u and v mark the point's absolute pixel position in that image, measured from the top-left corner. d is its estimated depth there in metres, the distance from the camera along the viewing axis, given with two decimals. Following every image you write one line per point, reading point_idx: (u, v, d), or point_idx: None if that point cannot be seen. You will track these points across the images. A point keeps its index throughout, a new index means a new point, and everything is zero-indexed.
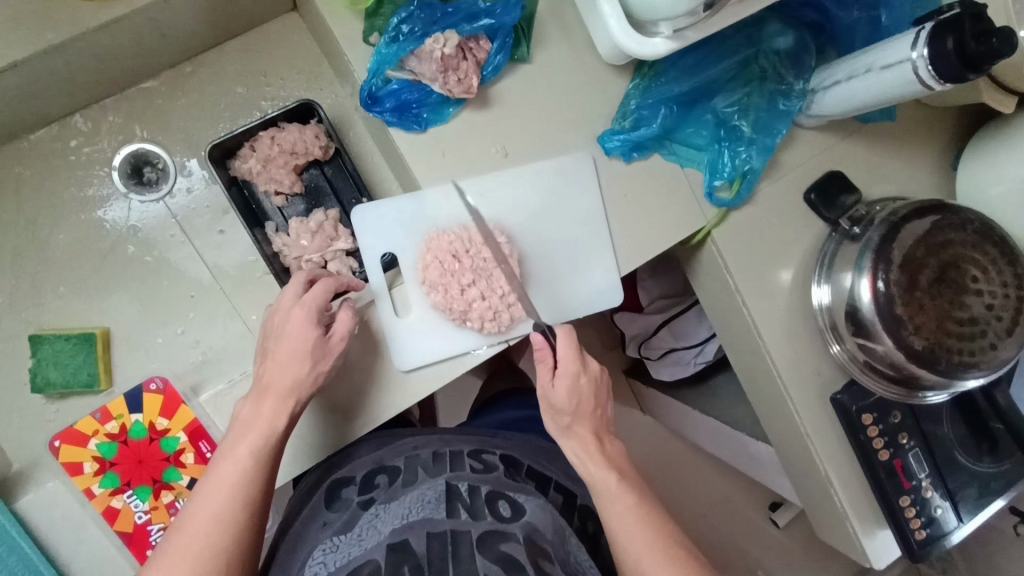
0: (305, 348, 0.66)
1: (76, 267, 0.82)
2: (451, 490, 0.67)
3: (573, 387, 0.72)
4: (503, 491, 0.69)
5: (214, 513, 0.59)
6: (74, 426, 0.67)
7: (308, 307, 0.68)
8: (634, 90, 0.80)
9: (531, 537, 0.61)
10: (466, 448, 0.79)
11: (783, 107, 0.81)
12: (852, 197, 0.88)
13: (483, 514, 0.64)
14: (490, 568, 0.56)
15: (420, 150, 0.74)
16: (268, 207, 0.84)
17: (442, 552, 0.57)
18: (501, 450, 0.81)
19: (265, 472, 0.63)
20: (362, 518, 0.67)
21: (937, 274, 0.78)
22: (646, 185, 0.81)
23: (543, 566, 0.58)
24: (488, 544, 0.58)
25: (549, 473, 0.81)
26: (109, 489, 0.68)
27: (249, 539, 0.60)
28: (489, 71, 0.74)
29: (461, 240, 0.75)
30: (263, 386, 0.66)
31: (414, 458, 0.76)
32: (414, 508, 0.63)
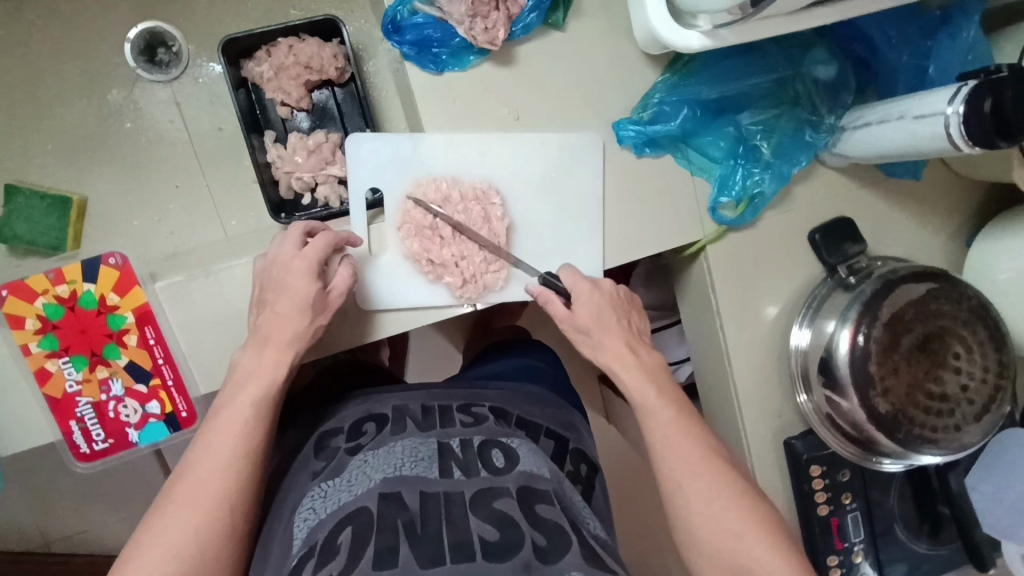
0: (304, 303, 0.64)
1: (68, 130, 0.82)
2: (443, 446, 0.62)
3: (591, 302, 0.72)
4: (496, 439, 0.64)
5: (218, 463, 0.58)
6: (25, 280, 0.67)
7: (311, 261, 0.65)
8: (662, 84, 0.78)
9: (526, 487, 0.57)
10: (454, 402, 0.73)
11: (809, 138, 0.79)
12: (857, 247, 0.85)
13: (476, 468, 0.59)
14: (484, 529, 0.51)
15: (432, 92, 0.73)
16: (273, 117, 0.83)
17: (437, 514, 0.52)
18: (489, 402, 0.74)
19: (264, 415, 0.62)
20: (351, 463, 0.61)
21: (919, 341, 0.76)
22: (652, 183, 0.79)
23: (537, 513, 0.54)
24: (482, 503, 0.54)
25: (539, 421, 0.73)
26: (46, 351, 0.67)
27: (252, 490, 0.59)
28: (519, 28, 0.72)
29: (450, 188, 0.74)
30: (262, 337, 0.64)
31: (404, 409, 0.70)
32: (406, 461, 0.58)
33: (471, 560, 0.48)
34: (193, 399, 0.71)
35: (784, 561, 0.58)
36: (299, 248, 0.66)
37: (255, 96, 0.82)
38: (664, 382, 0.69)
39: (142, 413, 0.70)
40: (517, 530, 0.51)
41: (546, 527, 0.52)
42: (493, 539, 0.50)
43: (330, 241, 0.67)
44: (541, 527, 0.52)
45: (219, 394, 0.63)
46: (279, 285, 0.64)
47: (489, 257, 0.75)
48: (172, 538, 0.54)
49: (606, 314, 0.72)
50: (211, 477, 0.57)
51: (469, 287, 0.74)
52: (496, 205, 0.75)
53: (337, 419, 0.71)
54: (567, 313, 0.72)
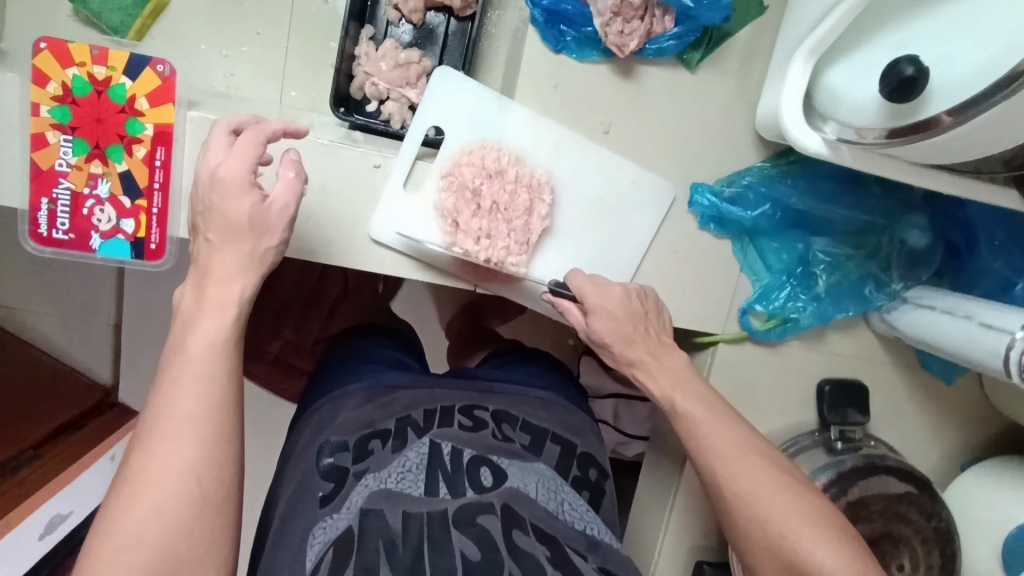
0: (241, 219, 0.54)
1: None
2: (434, 452, 0.58)
3: (608, 318, 0.66)
4: (487, 455, 0.60)
5: (177, 426, 0.49)
6: (69, 44, 0.63)
7: (235, 171, 0.54)
8: (757, 170, 0.74)
9: (510, 505, 0.54)
10: (456, 403, 0.68)
11: (867, 293, 0.76)
12: (859, 417, 0.80)
13: (461, 486, 0.55)
14: (468, 547, 0.49)
15: (539, 67, 0.69)
16: (379, 15, 0.80)
17: (417, 534, 0.49)
18: (493, 407, 0.69)
19: (225, 368, 0.52)
20: (349, 487, 0.56)
21: (872, 537, 0.72)
22: (699, 258, 0.76)
23: (512, 539, 0.50)
24: (464, 522, 0.51)
25: (544, 424, 0.69)
26: (54, 121, 0.64)
27: (224, 451, 0.50)
28: (651, 49, 0.68)
29: (499, 159, 0.69)
30: (201, 269, 0.54)
31: (405, 419, 0.64)
32: (393, 475, 0.55)
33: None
34: (169, 237, 0.68)
35: (835, 554, 0.53)
36: (221, 156, 0.55)
37: None
38: (692, 387, 0.64)
39: (114, 226, 0.66)
40: (496, 553, 0.48)
41: (523, 558, 0.49)
42: (473, 557, 0.48)
43: (251, 153, 0.55)
44: (519, 556, 0.49)
45: (168, 339, 0.53)
46: (209, 205, 0.54)
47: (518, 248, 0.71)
48: (138, 524, 0.46)
49: (622, 326, 0.66)
50: (171, 448, 0.48)
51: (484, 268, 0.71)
52: (545, 203, 0.71)
53: (330, 425, 0.65)
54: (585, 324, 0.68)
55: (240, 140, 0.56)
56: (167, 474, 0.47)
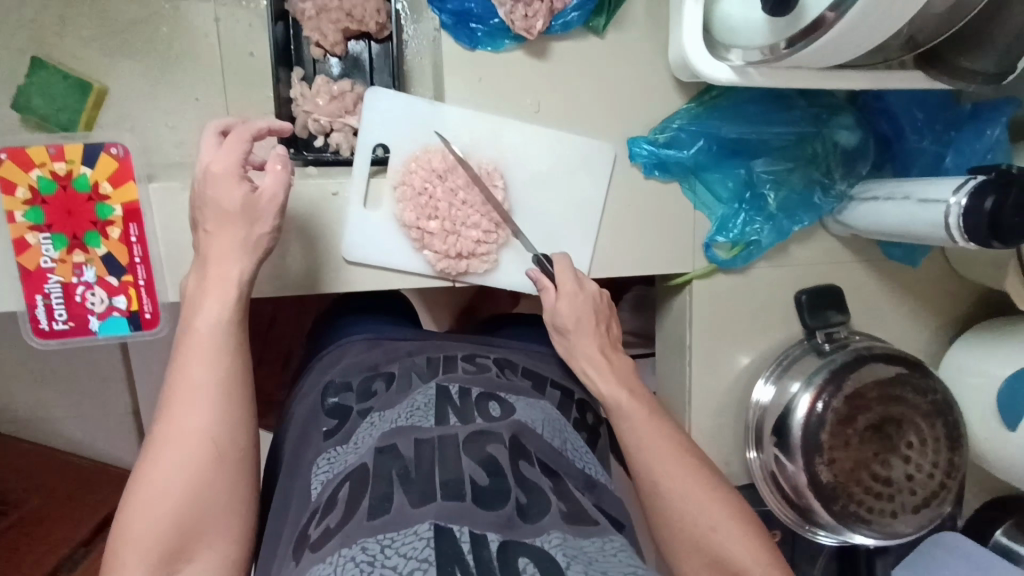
0: (234, 210, 0.61)
1: (105, 20, 0.82)
2: (441, 391, 0.60)
3: (574, 304, 0.70)
4: (495, 392, 0.62)
5: (187, 392, 0.55)
6: (26, 149, 0.67)
7: (225, 166, 0.61)
8: (685, 112, 0.78)
9: (517, 437, 0.55)
10: (460, 352, 0.72)
11: (816, 200, 0.80)
12: (839, 317, 0.85)
13: (472, 418, 0.57)
14: (476, 471, 0.50)
15: (461, 65, 0.74)
16: (305, 54, 0.84)
17: (429, 459, 0.50)
18: (494, 355, 0.74)
19: (229, 341, 0.58)
20: (361, 424, 0.59)
21: (876, 422, 0.76)
22: (654, 206, 0.80)
23: (521, 469, 0.52)
24: (475, 446, 0.52)
25: (545, 372, 0.75)
26: (30, 223, 0.68)
27: (236, 414, 0.55)
28: (558, 25, 0.73)
29: (444, 159, 0.74)
30: (201, 256, 0.61)
31: (409, 363, 0.68)
32: (404, 412, 0.57)
33: (461, 501, 0.46)
34: (160, 303, 0.72)
35: (739, 534, 0.57)
36: (213, 153, 0.62)
37: (292, 31, 0.83)
38: (637, 390, 0.67)
39: (108, 305, 0.71)
40: (504, 479, 0.49)
41: (531, 485, 0.51)
42: (482, 482, 0.49)
43: (237, 149, 0.62)
44: (526, 485, 0.50)
45: (180, 316, 0.59)
46: (204, 197, 0.61)
47: (484, 233, 0.75)
48: (165, 481, 0.52)
49: (581, 317, 0.70)
50: (185, 414, 0.54)
51: (458, 261, 0.75)
52: (499, 188, 0.75)
53: (340, 366, 0.70)
54: (552, 303, 0.71)
55: (229, 139, 0.63)
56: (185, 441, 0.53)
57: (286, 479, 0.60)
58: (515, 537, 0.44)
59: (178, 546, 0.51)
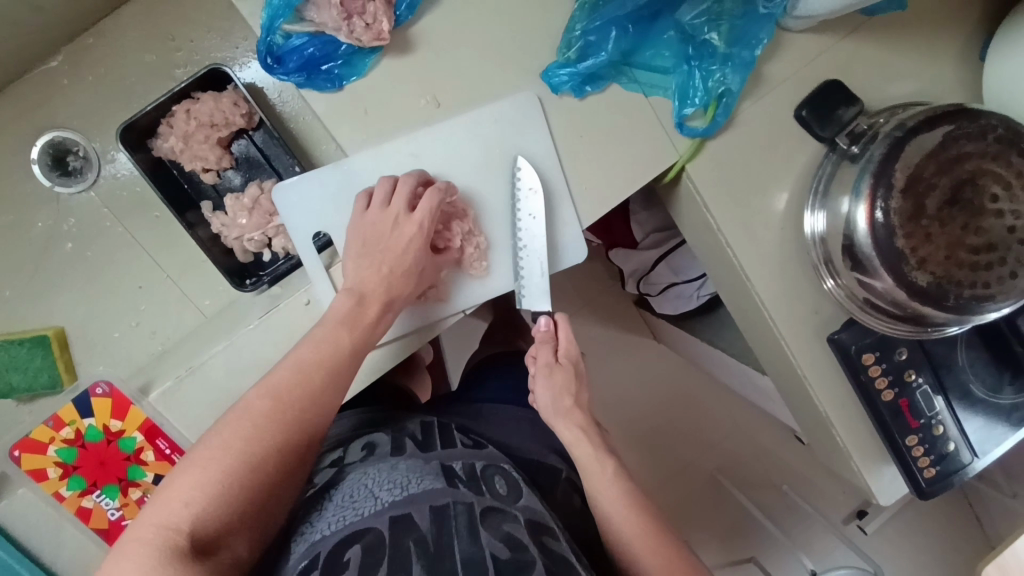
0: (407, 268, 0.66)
1: (15, 269, 0.78)
2: (446, 466, 0.63)
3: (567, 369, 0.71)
4: (497, 466, 0.67)
5: (268, 413, 0.56)
6: (30, 435, 0.67)
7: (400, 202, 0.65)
8: (580, 11, 0.68)
9: (532, 519, 0.60)
10: (455, 424, 0.76)
11: (763, 10, 0.69)
12: (852, 109, 0.76)
13: (482, 489, 0.61)
14: (495, 547, 0.53)
15: (340, 111, 0.67)
16: (202, 185, 0.78)
17: (447, 530, 0.53)
18: (484, 435, 0.77)
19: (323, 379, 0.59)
20: (351, 477, 0.61)
21: (948, 197, 0.67)
22: (607, 122, 0.71)
23: (546, 546, 0.56)
24: (491, 523, 0.56)
25: (528, 455, 0.76)
26: (77, 491, 0.69)
27: (291, 446, 0.56)
28: (403, 9, 0.65)
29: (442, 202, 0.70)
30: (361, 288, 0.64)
31: (403, 432, 0.70)
32: (413, 479, 0.59)
33: None
34: None
35: None
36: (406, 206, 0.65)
37: (176, 171, 0.77)
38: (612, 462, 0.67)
39: None
40: (527, 553, 0.53)
41: (555, 560, 0.55)
42: (503, 557, 0.52)
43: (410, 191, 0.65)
44: (549, 556, 0.55)
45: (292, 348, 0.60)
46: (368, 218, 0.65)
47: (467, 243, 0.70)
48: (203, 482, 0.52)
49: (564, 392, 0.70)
50: (254, 432, 0.55)
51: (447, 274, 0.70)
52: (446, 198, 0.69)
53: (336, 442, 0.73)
54: (543, 375, 0.70)
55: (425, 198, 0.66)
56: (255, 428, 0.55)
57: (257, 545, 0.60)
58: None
59: (210, 530, 0.51)
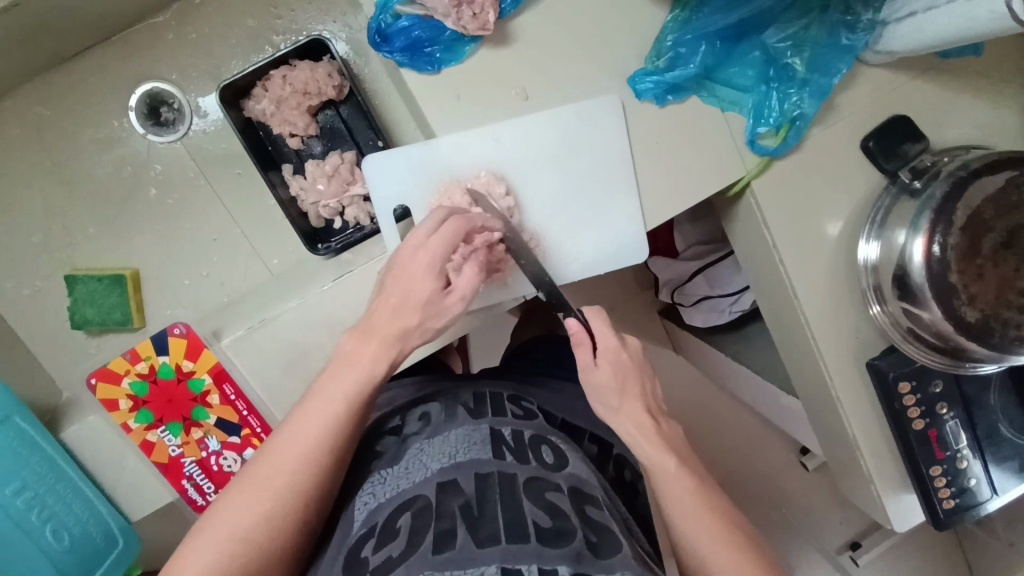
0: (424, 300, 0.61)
1: (101, 209, 0.81)
2: (495, 433, 0.65)
3: (617, 363, 0.67)
4: (546, 437, 0.68)
5: (303, 451, 0.58)
6: (108, 365, 0.71)
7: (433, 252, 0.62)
8: (673, 23, 0.72)
9: (576, 488, 0.60)
10: (505, 392, 0.77)
11: (846, 42, 0.72)
12: (918, 145, 0.79)
13: (528, 458, 0.62)
14: (539, 514, 0.54)
15: (435, 93, 0.70)
16: (285, 149, 0.82)
17: (492, 497, 0.55)
18: (537, 401, 0.79)
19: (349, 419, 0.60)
20: (409, 452, 0.64)
21: (1004, 239, 0.69)
22: (683, 131, 0.74)
23: (587, 513, 0.57)
24: (535, 491, 0.57)
25: (583, 425, 0.78)
26: (144, 424, 0.72)
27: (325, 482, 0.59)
28: (508, 3, 0.68)
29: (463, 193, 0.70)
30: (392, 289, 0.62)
31: (456, 400, 0.73)
32: (460, 448, 0.61)
33: (525, 541, 0.50)
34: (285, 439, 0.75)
35: None
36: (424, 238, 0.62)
37: (263, 132, 0.81)
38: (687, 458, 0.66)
39: (242, 462, 0.75)
40: (567, 521, 0.54)
41: (595, 526, 0.56)
42: (545, 525, 0.53)
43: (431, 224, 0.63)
44: (592, 525, 0.55)
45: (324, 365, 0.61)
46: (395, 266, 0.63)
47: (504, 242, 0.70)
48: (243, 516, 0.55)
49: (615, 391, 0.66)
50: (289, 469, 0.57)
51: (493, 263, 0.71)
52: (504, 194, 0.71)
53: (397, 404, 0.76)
54: (581, 379, 0.67)
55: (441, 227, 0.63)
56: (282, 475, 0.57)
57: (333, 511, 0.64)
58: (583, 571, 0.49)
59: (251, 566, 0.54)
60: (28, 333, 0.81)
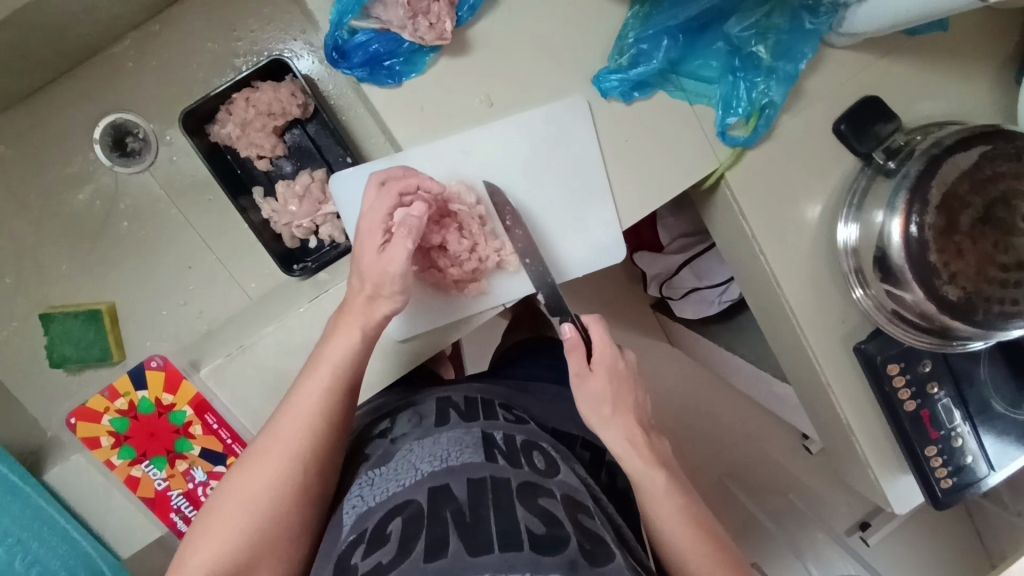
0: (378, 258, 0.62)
1: (73, 245, 0.81)
2: (487, 436, 0.64)
3: (613, 375, 0.66)
4: (536, 442, 0.67)
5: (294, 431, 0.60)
6: (86, 404, 0.70)
7: (373, 220, 0.63)
8: (633, 20, 0.71)
9: (568, 494, 0.59)
10: (497, 398, 0.76)
11: (809, 26, 0.72)
12: (890, 126, 0.78)
13: (520, 462, 0.61)
14: (532, 520, 0.53)
15: (398, 106, 0.69)
16: (254, 171, 0.81)
17: (484, 504, 0.53)
18: (526, 405, 0.78)
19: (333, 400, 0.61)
20: (398, 452, 0.63)
21: (981, 215, 0.69)
22: (652, 127, 0.74)
23: (582, 522, 0.56)
24: (528, 497, 0.55)
25: (575, 430, 0.78)
26: (127, 460, 0.71)
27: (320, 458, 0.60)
28: (465, 11, 0.68)
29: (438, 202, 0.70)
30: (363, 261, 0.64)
31: (447, 402, 0.72)
32: (453, 451, 0.59)
33: (519, 550, 0.48)
34: None
35: None
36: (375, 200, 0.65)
37: (230, 156, 0.80)
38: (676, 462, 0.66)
39: None
40: (563, 528, 0.52)
41: (590, 534, 0.54)
42: (539, 531, 0.51)
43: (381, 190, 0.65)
44: (585, 531, 0.54)
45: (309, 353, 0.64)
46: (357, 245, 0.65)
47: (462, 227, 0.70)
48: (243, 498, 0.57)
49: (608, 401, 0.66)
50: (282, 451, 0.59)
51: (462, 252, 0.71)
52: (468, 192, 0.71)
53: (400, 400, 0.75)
54: (577, 386, 0.66)
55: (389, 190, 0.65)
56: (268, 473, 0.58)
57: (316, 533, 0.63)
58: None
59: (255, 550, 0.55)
60: (7, 375, 0.80)
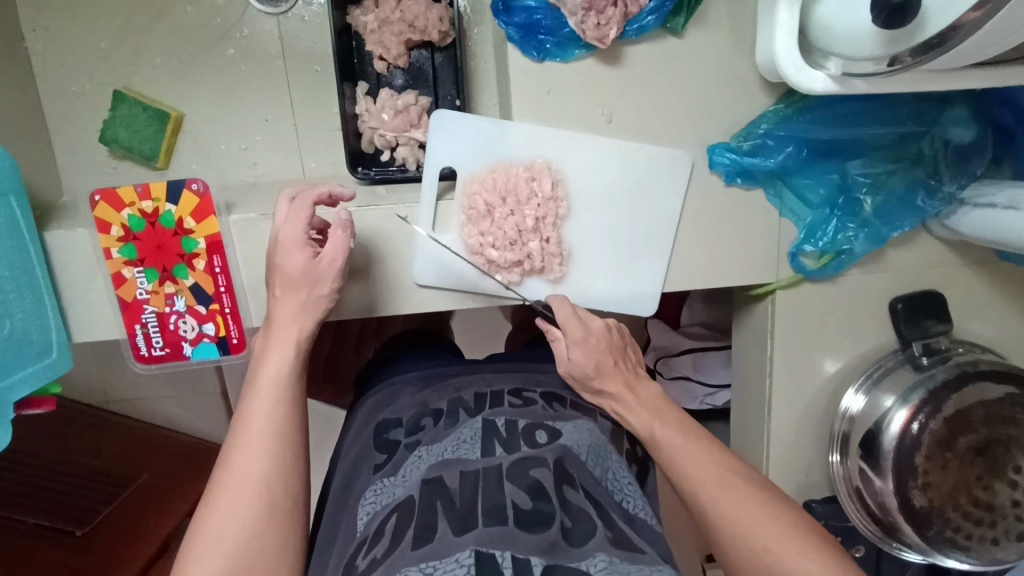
0: (297, 274, 0.63)
1: (175, 44, 0.81)
2: (488, 424, 0.64)
3: (586, 349, 0.67)
4: (540, 422, 0.66)
5: (254, 438, 0.58)
6: (116, 189, 0.70)
7: (292, 235, 0.63)
8: (772, 114, 0.73)
9: (561, 461, 0.59)
10: (506, 386, 0.76)
11: (919, 203, 0.73)
12: (938, 326, 0.80)
13: (518, 445, 0.61)
14: (519, 495, 0.53)
15: (529, 78, 0.70)
16: (368, 67, 0.82)
17: (472, 489, 0.54)
18: (541, 387, 0.78)
19: (287, 395, 0.61)
20: (409, 459, 0.63)
21: (978, 444, 0.70)
22: (736, 216, 0.75)
23: (566, 494, 0.55)
24: (519, 472, 0.56)
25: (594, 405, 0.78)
26: (125, 258, 0.72)
27: (289, 465, 0.58)
28: (633, 29, 0.68)
29: (507, 178, 0.71)
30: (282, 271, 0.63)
31: (457, 401, 0.72)
32: (450, 446, 0.60)
33: (502, 524, 0.49)
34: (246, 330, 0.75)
35: None
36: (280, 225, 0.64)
37: (355, 44, 0.81)
38: None
39: (198, 332, 0.74)
40: (549, 505, 0.52)
41: (573, 509, 0.54)
42: (525, 506, 0.52)
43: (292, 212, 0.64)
44: (571, 511, 0.54)
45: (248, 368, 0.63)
46: (272, 265, 0.64)
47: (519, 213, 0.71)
48: (216, 523, 0.54)
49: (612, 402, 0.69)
50: (248, 461, 0.57)
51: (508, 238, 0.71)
52: (547, 181, 0.71)
53: (393, 407, 0.74)
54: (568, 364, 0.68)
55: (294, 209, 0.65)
56: (226, 511, 0.55)
57: (337, 531, 0.64)
58: (558, 562, 0.47)
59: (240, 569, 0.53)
60: (56, 126, 0.81)
